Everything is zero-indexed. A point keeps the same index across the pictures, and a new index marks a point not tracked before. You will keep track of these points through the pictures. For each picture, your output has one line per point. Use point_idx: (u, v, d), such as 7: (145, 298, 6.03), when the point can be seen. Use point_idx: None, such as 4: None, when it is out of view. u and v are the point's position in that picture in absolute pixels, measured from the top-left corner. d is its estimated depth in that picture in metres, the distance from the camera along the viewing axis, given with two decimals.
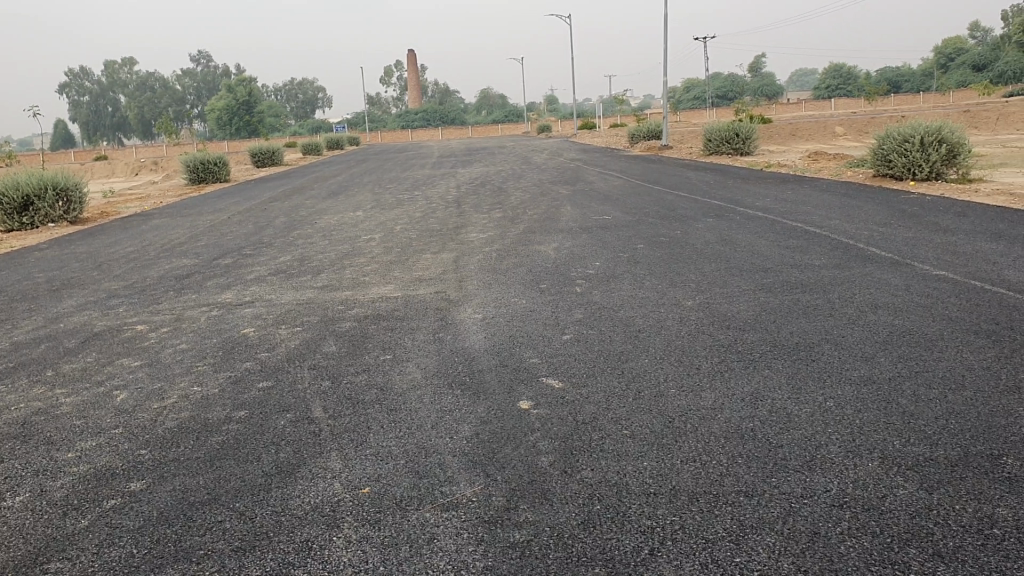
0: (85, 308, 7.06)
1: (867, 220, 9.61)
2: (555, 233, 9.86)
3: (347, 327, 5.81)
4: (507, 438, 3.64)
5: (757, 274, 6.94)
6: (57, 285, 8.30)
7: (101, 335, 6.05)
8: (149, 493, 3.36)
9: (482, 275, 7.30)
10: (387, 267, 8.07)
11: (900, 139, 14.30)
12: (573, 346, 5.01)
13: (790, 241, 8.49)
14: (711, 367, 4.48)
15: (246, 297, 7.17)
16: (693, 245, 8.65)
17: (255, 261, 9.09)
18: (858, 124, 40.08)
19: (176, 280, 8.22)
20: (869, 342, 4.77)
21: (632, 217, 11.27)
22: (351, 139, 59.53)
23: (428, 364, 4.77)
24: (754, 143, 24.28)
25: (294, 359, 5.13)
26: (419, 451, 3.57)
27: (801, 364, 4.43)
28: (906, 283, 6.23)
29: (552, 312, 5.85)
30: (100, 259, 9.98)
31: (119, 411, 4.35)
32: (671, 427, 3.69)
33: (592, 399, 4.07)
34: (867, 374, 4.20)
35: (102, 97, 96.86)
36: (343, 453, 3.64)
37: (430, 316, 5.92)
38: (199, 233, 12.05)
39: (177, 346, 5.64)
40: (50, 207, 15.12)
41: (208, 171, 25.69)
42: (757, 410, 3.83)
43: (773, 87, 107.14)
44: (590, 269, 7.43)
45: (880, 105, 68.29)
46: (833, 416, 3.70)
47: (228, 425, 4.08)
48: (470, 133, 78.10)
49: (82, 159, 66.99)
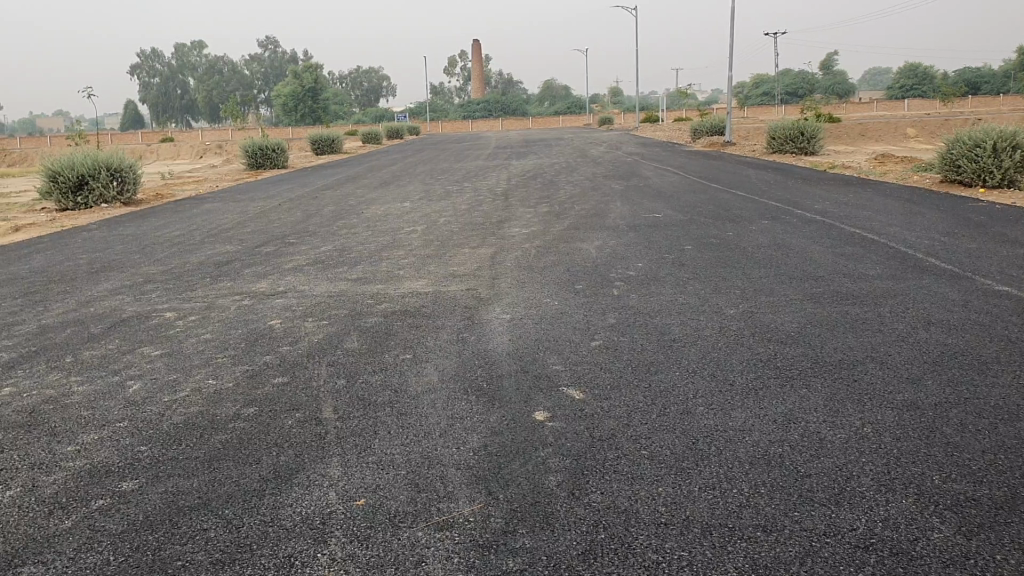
0: (118, 293, 7.03)
1: (930, 228, 9.18)
2: (601, 230, 9.62)
3: (373, 322, 5.65)
4: (516, 452, 3.45)
5: (806, 282, 6.64)
6: (98, 268, 8.31)
7: (127, 321, 5.99)
8: (139, 495, 3.23)
9: (519, 272, 7.10)
10: (424, 261, 7.91)
11: (970, 144, 13.72)
12: (601, 354, 4.78)
13: (846, 248, 8.13)
14: (744, 384, 4.22)
15: (279, 287, 7.07)
16: (743, 248, 8.34)
17: (295, 250, 9.01)
18: (930, 127, 38.88)
19: (214, 267, 8.16)
20: (917, 362, 4.46)
21: (683, 215, 10.98)
22: (412, 128, 59.68)
23: (447, 367, 4.59)
24: (820, 142, 23.63)
25: (313, 354, 4.99)
26: (422, 461, 3.39)
27: (841, 385, 4.14)
28: (964, 298, 5.87)
29: (585, 316, 5.63)
30: (145, 242, 10.01)
31: (128, 404, 4.25)
32: (693, 449, 3.45)
33: (613, 414, 3.85)
34: (911, 399, 3.91)
35: (173, 79, 98.71)
36: (344, 459, 3.46)
37: (458, 314, 5.73)
38: (246, 220, 12.06)
39: (200, 336, 5.54)
40: (105, 188, 15.32)
41: (266, 157, 25.91)
42: (787, 433, 3.57)
43: (845, 86, 104.74)
44: (632, 270, 7.18)
45: (956, 107, 66.26)
46: (869, 444, 3.43)
47: (235, 422, 3.94)
48: (532, 125, 77.96)
49: (153, 141, 68.34)
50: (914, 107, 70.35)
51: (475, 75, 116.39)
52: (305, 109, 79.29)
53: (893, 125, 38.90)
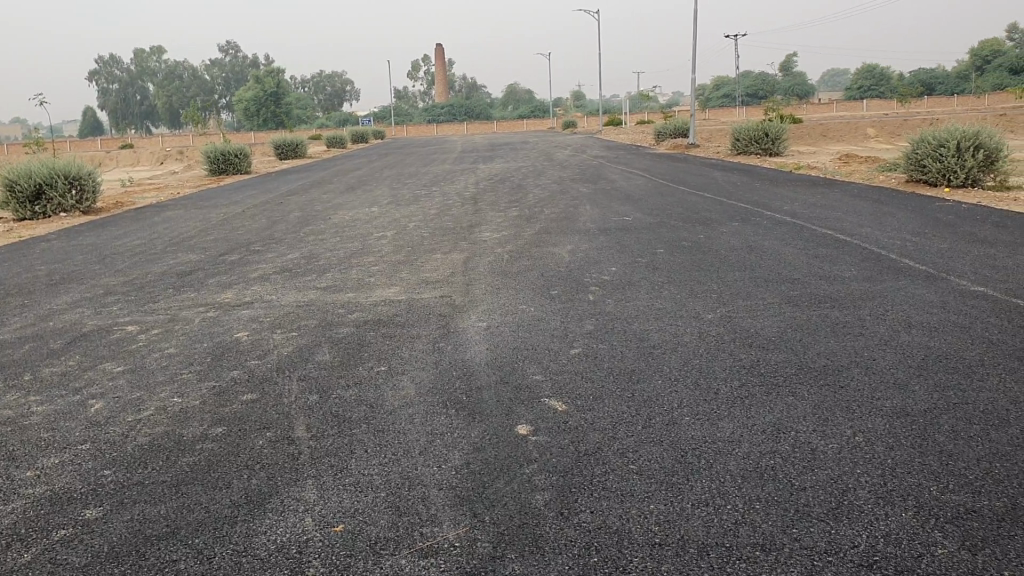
0: (78, 306, 6.80)
1: (899, 228, 9.18)
2: (573, 234, 9.52)
3: (344, 333, 5.49)
4: (500, 470, 3.32)
5: (783, 284, 6.57)
6: (56, 279, 8.05)
7: (88, 336, 5.77)
8: (103, 524, 3.05)
9: (492, 278, 6.96)
10: (394, 268, 7.75)
11: (935, 144, 13.80)
12: (581, 362, 4.66)
13: (819, 249, 8.08)
14: (730, 392, 4.12)
15: (245, 297, 6.87)
16: (716, 251, 8.26)
17: (261, 258, 8.80)
18: (890, 126, 39.31)
19: (178, 277, 7.94)
20: (902, 366, 4.39)
21: (654, 218, 10.92)
22: (376, 133, 59.21)
23: (424, 379, 4.45)
24: (784, 143, 23.74)
25: (284, 368, 4.82)
26: (402, 482, 3.25)
27: (827, 392, 4.05)
28: (942, 299, 5.83)
29: (562, 322, 5.51)
30: (106, 252, 9.74)
31: (90, 424, 4.06)
32: (682, 462, 3.34)
33: (597, 426, 3.73)
34: (900, 406, 3.83)
35: (132, 85, 97.37)
36: (320, 481, 3.31)
37: (431, 323, 5.58)
38: (210, 227, 11.81)
39: (165, 350, 5.34)
40: (63, 197, 14.96)
41: (228, 162, 25.55)
42: (778, 444, 3.47)
43: (805, 87, 105.74)
44: (606, 275, 7.08)
45: (914, 107, 67.22)
46: (863, 454, 3.34)
47: (203, 443, 3.77)
48: (496, 128, 77.88)
49: (111, 147, 67.36)
50: (873, 107, 71.14)
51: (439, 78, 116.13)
52: (267, 114, 78.57)
53: (853, 126, 39.27)
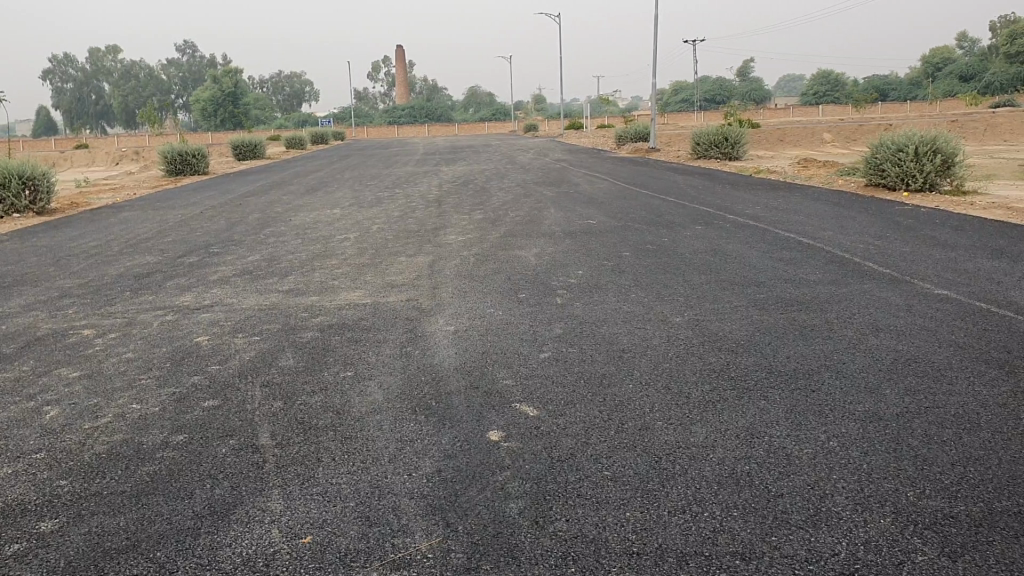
0: (32, 309, 6.61)
1: (861, 232, 9.26)
2: (537, 236, 9.48)
3: (308, 338, 5.37)
4: (472, 477, 3.24)
5: (749, 288, 6.58)
6: (8, 282, 7.83)
7: (42, 340, 5.59)
8: (59, 537, 2.93)
9: (458, 282, 6.88)
10: (358, 270, 7.65)
11: (893, 149, 13.97)
12: (551, 366, 4.60)
13: (783, 253, 8.11)
14: (702, 396, 4.08)
15: (206, 300, 6.73)
16: (681, 254, 8.27)
17: (221, 261, 8.65)
18: (846, 132, 39.85)
19: (135, 279, 7.76)
20: (872, 369, 4.39)
21: (618, 222, 10.91)
22: (336, 133, 58.77)
23: (391, 384, 4.36)
24: (744, 148, 23.93)
25: (246, 374, 4.70)
26: (372, 491, 3.16)
27: (799, 396, 4.03)
28: (908, 303, 5.86)
29: (530, 326, 5.45)
30: (60, 254, 9.52)
31: (45, 432, 3.91)
32: (657, 468, 3.29)
33: (569, 432, 3.67)
34: (873, 410, 3.81)
35: (86, 84, 95.79)
36: (286, 491, 3.21)
37: (398, 327, 5.49)
38: (168, 228, 11.59)
39: (123, 355, 5.19)
40: (16, 197, 14.57)
41: (186, 163, 25.19)
42: (752, 450, 3.43)
43: (763, 92, 106.94)
44: (573, 278, 7.04)
45: (868, 113, 68.36)
46: (838, 459, 3.31)
47: (163, 451, 3.64)
48: (457, 130, 77.74)
49: (64, 147, 66.16)
50: (829, 113, 72.18)
51: (399, 79, 115.78)
52: (225, 115, 77.69)
53: (810, 131, 39.76)
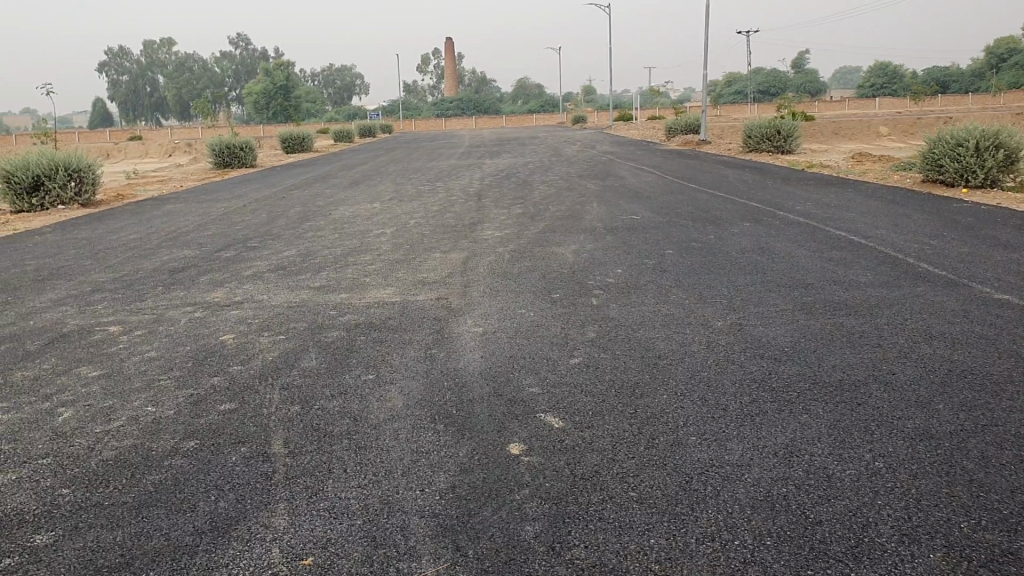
0: (62, 304, 6.54)
1: (916, 231, 8.88)
2: (577, 233, 9.25)
3: (333, 338, 5.22)
4: (487, 496, 3.05)
5: (796, 290, 6.29)
6: (44, 276, 7.80)
7: (68, 337, 5.52)
8: (51, 552, 2.79)
9: (491, 280, 6.68)
10: (392, 266, 7.50)
11: (953, 143, 13.46)
12: (581, 374, 4.38)
13: (832, 253, 7.79)
14: (739, 409, 3.84)
15: (236, 296, 6.62)
16: (726, 253, 7.99)
17: (256, 255, 8.56)
18: (903, 125, 38.85)
19: (169, 274, 7.69)
20: (924, 382, 4.09)
21: (662, 217, 10.64)
22: (386, 126, 58.96)
23: (413, 389, 4.18)
24: (797, 141, 23.35)
25: (266, 375, 4.56)
26: (381, 508, 2.99)
27: (844, 410, 3.76)
28: (964, 308, 5.53)
29: (562, 329, 5.24)
30: (99, 247, 9.50)
31: (55, 436, 3.80)
32: (686, 490, 3.06)
33: (595, 447, 3.45)
34: (924, 427, 3.54)
35: (142, 77, 97.30)
36: (291, 505, 3.05)
37: (426, 328, 5.31)
38: (209, 222, 11.57)
39: (145, 353, 5.09)
40: (61, 189, 14.73)
41: (233, 155, 25.28)
42: (791, 469, 3.19)
43: (817, 85, 105.10)
44: (611, 277, 6.81)
45: (927, 106, 66.73)
46: (884, 483, 3.05)
47: (171, 459, 3.50)
48: (505, 123, 77.56)
49: (120, 138, 67.32)
50: (885, 105, 70.59)
51: (448, 71, 116.07)
52: (276, 107, 78.40)
53: (865, 124, 38.86)
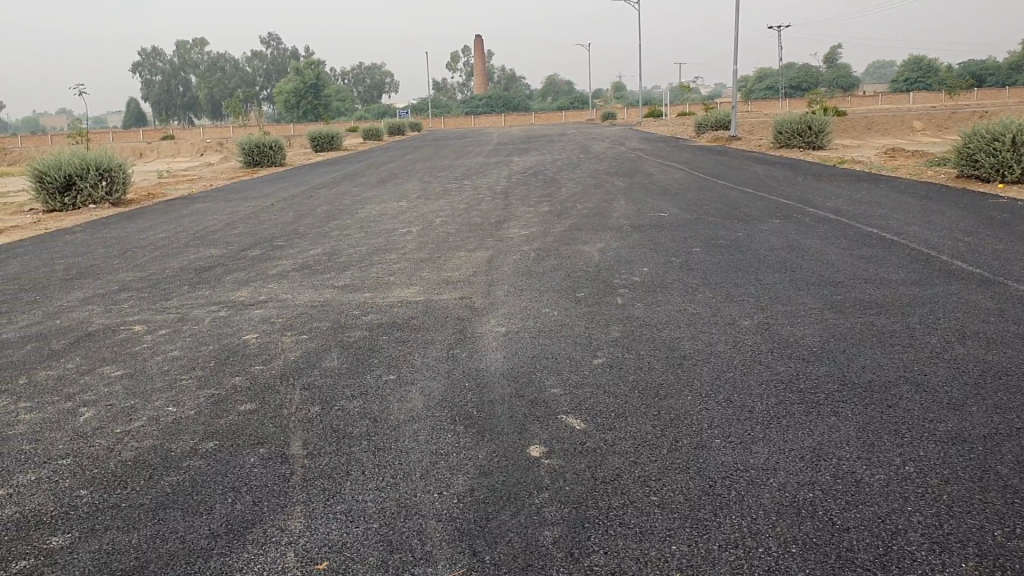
0: (89, 303, 6.58)
1: (950, 228, 8.70)
2: (604, 231, 9.18)
3: (355, 338, 5.19)
4: (505, 500, 3.00)
5: (825, 288, 6.17)
6: (72, 275, 7.86)
7: (93, 336, 5.54)
8: (67, 555, 2.78)
9: (515, 279, 6.63)
10: (417, 265, 7.47)
11: (988, 138, 13.22)
12: (604, 374, 4.31)
13: (863, 250, 7.65)
14: (766, 411, 3.75)
15: (260, 295, 6.62)
16: (755, 251, 7.87)
17: (282, 254, 8.57)
18: (938, 120, 38.27)
19: (195, 273, 7.72)
20: (957, 384, 3.99)
21: (691, 215, 10.53)
22: (415, 124, 59.06)
23: (433, 390, 4.13)
24: (828, 137, 23.07)
25: (287, 376, 4.54)
26: (398, 511, 2.95)
27: (873, 412, 3.67)
28: (999, 307, 5.40)
29: (586, 328, 5.18)
30: (127, 246, 9.56)
31: (76, 436, 3.80)
32: (709, 494, 2.99)
33: (617, 449, 3.39)
34: (957, 430, 3.44)
35: (175, 77, 98.29)
36: (308, 508, 3.01)
37: (448, 328, 5.27)
38: (236, 221, 11.62)
39: (168, 353, 5.09)
40: (93, 188, 14.87)
41: (263, 154, 25.41)
42: (818, 474, 3.11)
43: (850, 80, 103.95)
44: (636, 276, 6.73)
45: (962, 100, 65.76)
46: (915, 488, 2.96)
47: (190, 460, 3.48)
48: (535, 120, 77.45)
49: (152, 138, 68.00)
50: (919, 100, 69.62)
51: (477, 69, 116.14)
52: (306, 106, 78.80)
53: (898, 119, 38.33)
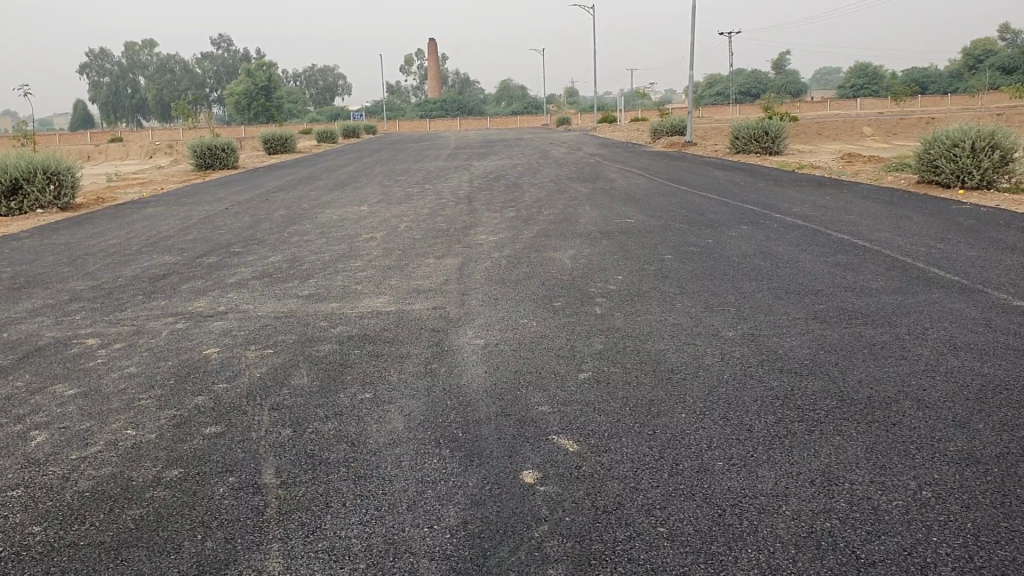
0: (37, 314, 6.22)
1: (921, 234, 8.66)
2: (572, 237, 9.01)
3: (325, 351, 4.94)
4: (502, 534, 2.78)
5: (806, 297, 6.05)
6: (19, 284, 7.46)
7: (42, 350, 5.21)
8: None
9: (488, 288, 6.41)
10: (384, 273, 7.22)
11: (948, 143, 13.30)
12: (592, 391, 4.10)
13: (838, 257, 7.56)
14: (768, 430, 3.57)
15: (220, 306, 6.31)
16: (727, 258, 7.75)
17: (241, 261, 8.26)
18: (889, 126, 38.78)
19: (150, 282, 7.38)
20: (959, 399, 3.85)
21: (659, 220, 10.41)
22: (370, 127, 58.58)
23: (413, 410, 3.89)
24: (785, 142, 23.18)
25: (254, 395, 4.26)
26: (388, 548, 2.71)
27: (878, 431, 3.51)
28: (985, 316, 5.30)
29: (567, 340, 4.98)
30: (77, 253, 9.16)
31: (26, 464, 3.49)
32: (720, 525, 2.79)
33: (616, 474, 3.19)
34: (967, 450, 3.29)
35: (122, 77, 96.42)
36: (287, 545, 2.77)
37: (423, 340, 5.04)
38: (190, 226, 11.22)
39: (125, 369, 4.79)
40: (39, 192, 14.34)
41: (215, 157, 24.87)
42: (833, 501, 2.92)
43: (799, 86, 105.27)
44: (612, 284, 6.55)
45: (909, 106, 66.89)
46: (936, 515, 2.80)
47: (154, 491, 3.20)
48: (489, 123, 77.22)
49: (98, 140, 66.63)
50: (867, 107, 70.69)
51: (432, 72, 115.73)
52: (257, 109, 77.69)
53: (849, 124, 38.79)
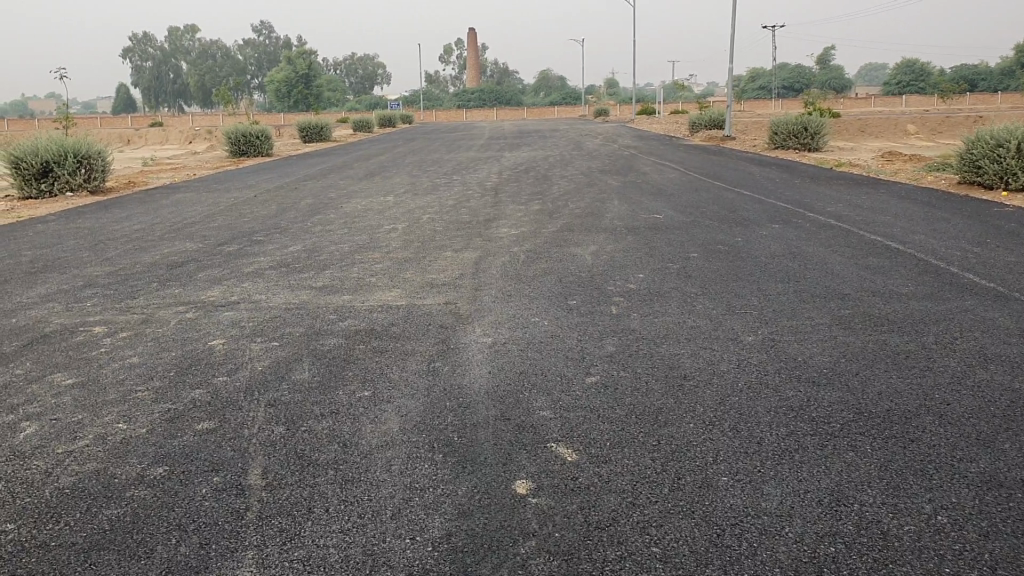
0: (49, 300, 6.18)
1: (958, 237, 8.36)
2: (596, 232, 8.83)
3: (330, 346, 4.82)
4: (486, 549, 2.64)
5: (832, 301, 5.83)
6: (37, 268, 7.44)
7: (48, 338, 5.15)
8: None
9: (504, 283, 6.27)
10: (401, 265, 7.11)
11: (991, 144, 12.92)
12: (598, 396, 3.95)
13: (869, 259, 7.31)
14: (778, 444, 3.39)
15: (232, 296, 6.23)
16: (753, 258, 7.54)
17: (261, 250, 8.18)
18: (934, 124, 37.97)
19: (166, 269, 7.32)
20: (986, 415, 3.64)
21: (687, 216, 10.20)
22: (406, 116, 58.59)
23: (410, 411, 3.76)
24: (824, 138, 22.76)
25: (253, 389, 4.15)
26: (365, 560, 2.59)
27: (895, 449, 3.31)
28: (1019, 326, 5.07)
29: (578, 341, 4.82)
30: (99, 238, 9.15)
31: (11, 457, 3.41)
32: (718, 547, 2.63)
33: (614, 487, 3.03)
34: (989, 472, 3.09)
35: (165, 63, 97.37)
36: (262, 553, 2.65)
37: (430, 337, 4.91)
38: (215, 213, 11.20)
39: (126, 359, 4.71)
40: (70, 175, 14.40)
41: (249, 143, 24.92)
42: (840, 523, 2.75)
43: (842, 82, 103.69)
44: (631, 282, 6.39)
45: (956, 104, 65.55)
46: (950, 544, 2.62)
47: (135, 490, 3.10)
48: (526, 113, 76.92)
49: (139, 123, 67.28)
50: (912, 105, 69.31)
51: (471, 61, 115.60)
52: (296, 96, 78.02)
53: (892, 122, 38.00)
